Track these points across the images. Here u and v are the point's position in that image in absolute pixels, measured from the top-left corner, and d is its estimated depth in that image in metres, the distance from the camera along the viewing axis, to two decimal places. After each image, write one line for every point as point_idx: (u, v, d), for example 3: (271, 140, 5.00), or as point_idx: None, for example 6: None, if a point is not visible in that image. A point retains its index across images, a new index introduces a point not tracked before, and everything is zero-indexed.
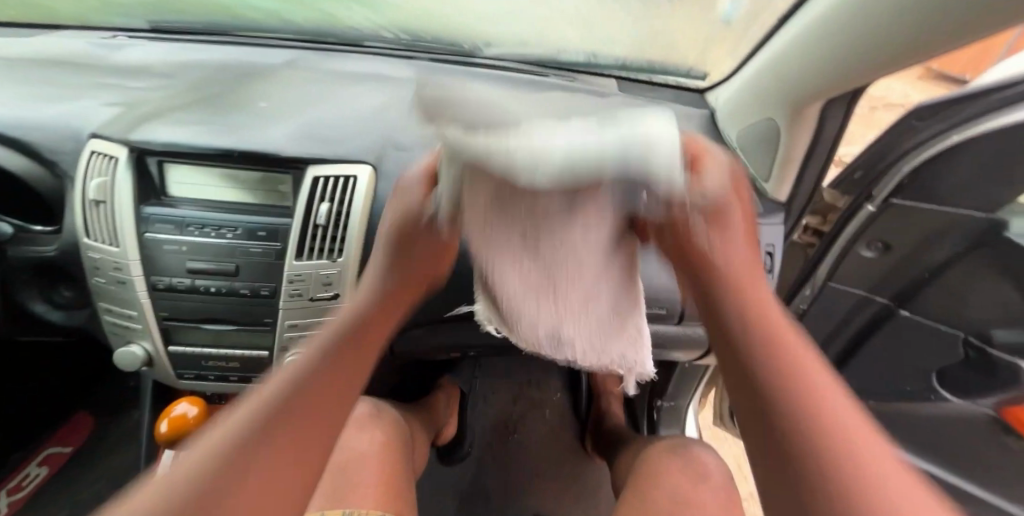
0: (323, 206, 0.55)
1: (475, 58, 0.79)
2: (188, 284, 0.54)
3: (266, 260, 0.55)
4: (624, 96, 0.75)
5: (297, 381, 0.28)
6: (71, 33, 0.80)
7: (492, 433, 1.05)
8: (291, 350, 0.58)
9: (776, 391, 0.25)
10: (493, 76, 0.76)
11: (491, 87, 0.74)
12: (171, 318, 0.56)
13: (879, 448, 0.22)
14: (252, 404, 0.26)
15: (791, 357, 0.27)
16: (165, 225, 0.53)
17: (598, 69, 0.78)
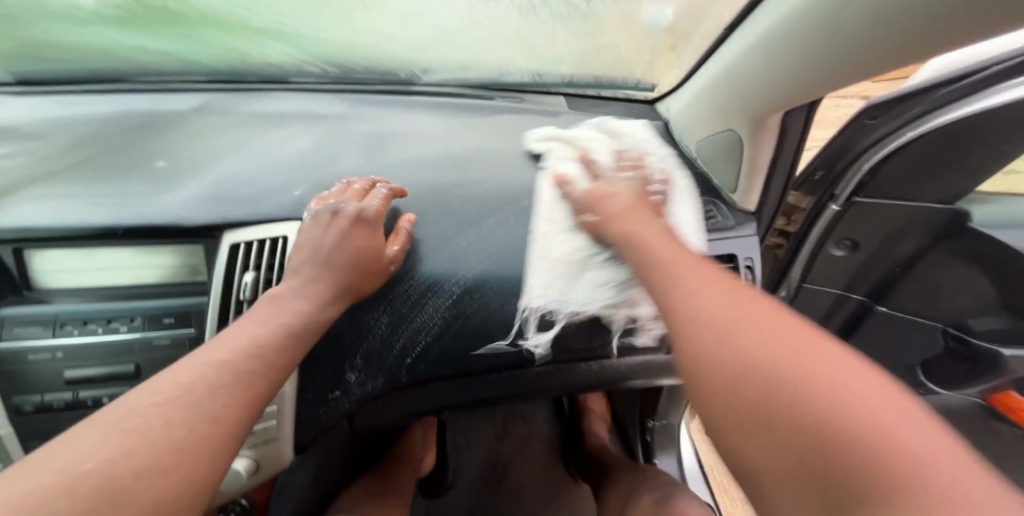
0: (245, 276, 0.46)
1: (415, 86, 0.73)
2: (74, 397, 0.43)
3: (178, 352, 0.45)
4: (574, 114, 0.72)
5: (217, 385, 0.32)
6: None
7: (480, 480, 0.97)
8: None
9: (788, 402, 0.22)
10: (436, 102, 0.71)
11: (437, 116, 0.69)
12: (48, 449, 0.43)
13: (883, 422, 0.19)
14: (190, 385, 0.31)
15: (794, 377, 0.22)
16: (34, 326, 0.42)
17: (545, 87, 0.75)
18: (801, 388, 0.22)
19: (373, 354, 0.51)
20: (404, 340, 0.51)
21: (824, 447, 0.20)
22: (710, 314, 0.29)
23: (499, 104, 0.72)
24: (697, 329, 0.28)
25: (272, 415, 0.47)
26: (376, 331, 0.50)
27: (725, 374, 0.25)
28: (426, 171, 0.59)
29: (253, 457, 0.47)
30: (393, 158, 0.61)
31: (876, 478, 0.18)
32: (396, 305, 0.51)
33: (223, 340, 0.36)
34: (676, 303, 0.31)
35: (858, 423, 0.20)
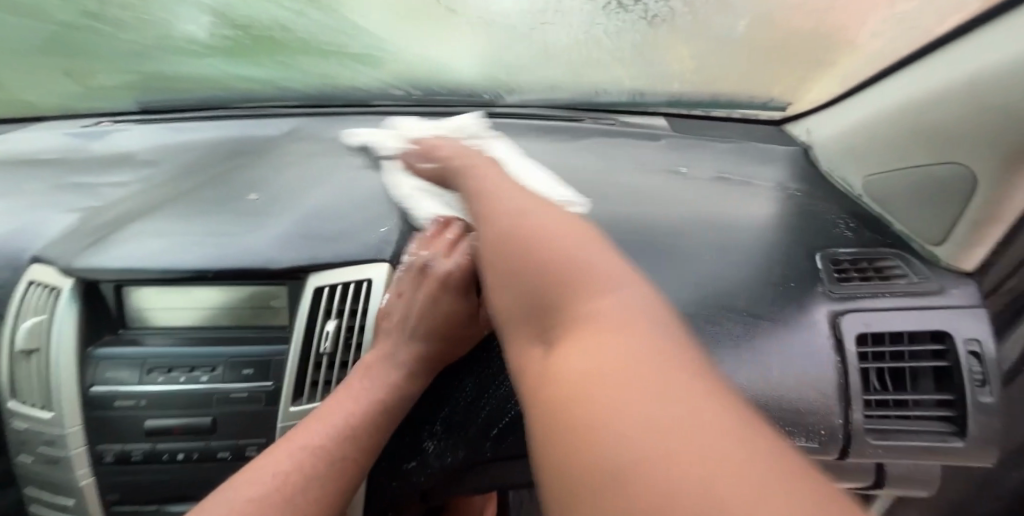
0: (327, 325, 0.41)
1: (498, 105, 0.67)
2: (152, 449, 0.40)
3: (255, 408, 0.40)
4: (682, 138, 0.63)
5: (308, 465, 0.31)
6: (28, 128, 0.67)
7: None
8: None
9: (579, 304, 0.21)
10: (520, 125, 0.65)
11: (527, 141, 0.62)
12: (125, 502, 0.40)
13: (645, 391, 0.14)
14: (281, 465, 0.30)
15: (589, 315, 0.20)
16: (121, 371, 0.40)
17: (644, 107, 0.66)
18: (593, 322, 0.19)
19: (457, 420, 0.44)
20: (491, 407, 0.44)
21: (557, 382, 0.18)
22: (530, 231, 0.26)
23: (591, 126, 0.65)
24: (544, 229, 0.26)
25: None
26: (464, 394, 0.44)
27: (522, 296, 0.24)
28: None
29: None
30: None
31: (585, 380, 0.16)
32: (485, 364, 0.44)
33: (268, 464, 0.30)
34: (488, 212, 0.32)
35: (592, 327, 0.19)
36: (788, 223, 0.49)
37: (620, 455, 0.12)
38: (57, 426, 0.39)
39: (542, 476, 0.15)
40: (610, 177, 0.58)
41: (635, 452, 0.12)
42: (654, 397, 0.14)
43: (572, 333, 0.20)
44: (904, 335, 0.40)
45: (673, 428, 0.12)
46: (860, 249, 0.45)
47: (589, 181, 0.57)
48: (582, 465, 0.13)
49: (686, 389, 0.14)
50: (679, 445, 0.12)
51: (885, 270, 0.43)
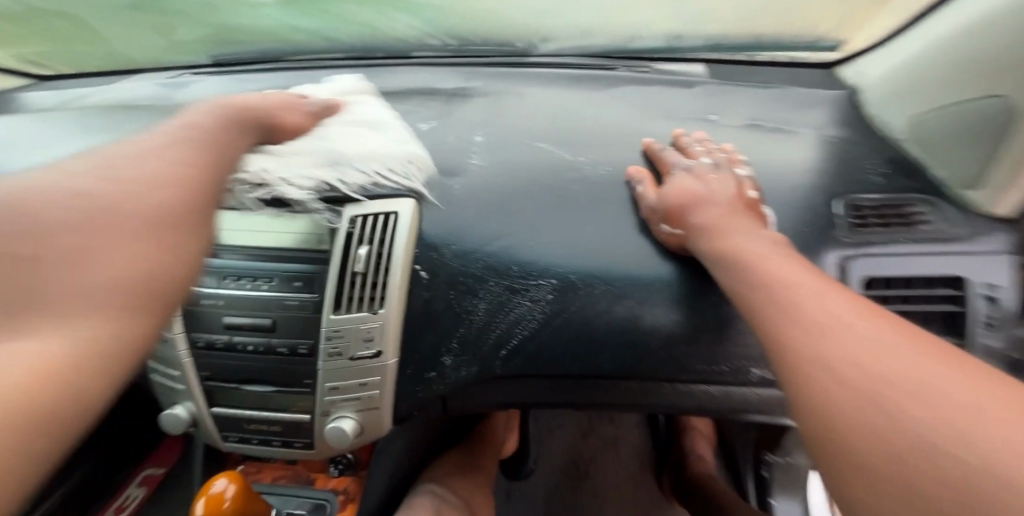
0: (359, 249, 0.47)
1: (532, 56, 0.68)
2: (228, 341, 0.48)
3: (304, 315, 0.48)
4: (718, 84, 0.60)
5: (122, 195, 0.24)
6: (128, 78, 0.77)
7: (561, 474, 0.98)
8: (336, 415, 0.49)
9: (802, 321, 0.28)
10: (554, 73, 0.65)
11: (554, 88, 0.63)
12: (211, 380, 0.49)
13: (868, 360, 0.22)
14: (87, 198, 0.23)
15: (831, 317, 0.26)
16: (202, 278, 0.49)
17: (680, 53, 0.65)
18: (824, 322, 0.26)
19: (470, 340, 0.50)
20: (501, 330, 0.49)
21: (806, 359, 0.25)
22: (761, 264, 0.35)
23: (624, 74, 0.63)
24: (772, 270, 0.34)
25: (375, 385, 0.49)
26: (475, 318, 0.49)
27: (755, 304, 0.33)
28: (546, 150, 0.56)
29: (359, 421, 0.50)
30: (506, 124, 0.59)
31: (836, 365, 0.23)
32: (496, 292, 0.49)
33: (108, 174, 0.26)
34: (725, 245, 0.40)
35: (837, 339, 0.25)
36: (812, 169, 0.48)
37: (923, 399, 0.19)
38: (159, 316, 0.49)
39: (823, 427, 0.22)
40: (635, 124, 0.58)
41: (929, 398, 0.19)
42: (918, 360, 0.21)
43: (812, 347, 0.25)
44: (910, 280, 0.42)
45: (913, 383, 0.20)
46: (890, 196, 0.44)
47: (612, 129, 0.58)
48: (870, 417, 0.20)
49: (946, 373, 0.20)
50: (930, 399, 0.19)
51: (909, 217, 0.43)
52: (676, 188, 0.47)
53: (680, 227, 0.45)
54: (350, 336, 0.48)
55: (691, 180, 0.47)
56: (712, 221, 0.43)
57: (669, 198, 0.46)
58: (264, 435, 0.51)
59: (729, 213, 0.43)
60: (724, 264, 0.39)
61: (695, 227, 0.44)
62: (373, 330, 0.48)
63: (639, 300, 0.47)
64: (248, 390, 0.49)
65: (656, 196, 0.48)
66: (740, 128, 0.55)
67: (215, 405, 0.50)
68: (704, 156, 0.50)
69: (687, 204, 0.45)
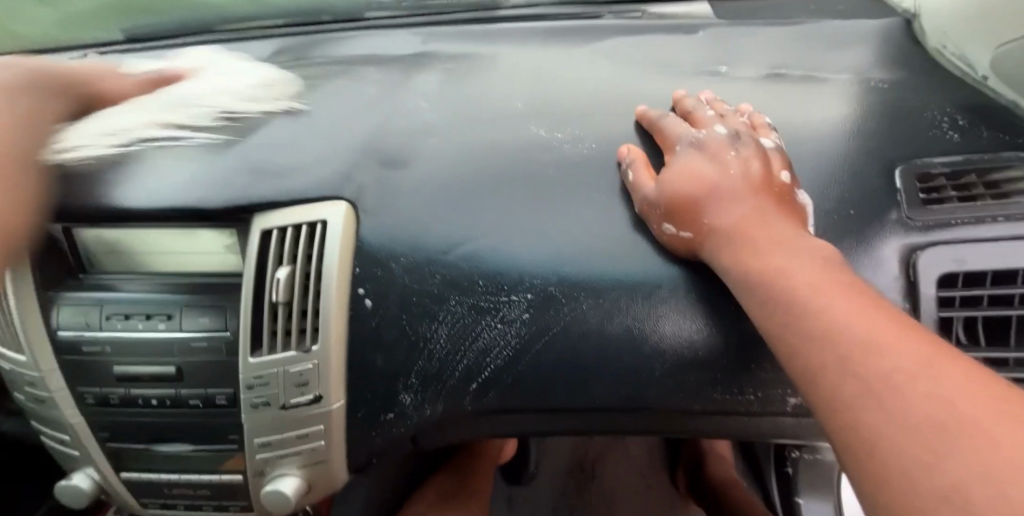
0: (277, 272, 0.37)
1: (500, 10, 0.58)
2: (125, 395, 0.38)
3: (217, 359, 0.38)
4: (722, 26, 0.51)
5: None
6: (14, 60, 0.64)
7: (567, 477, 0.95)
8: (274, 473, 0.40)
9: (887, 410, 0.18)
10: (528, 27, 0.56)
11: (526, 47, 0.53)
12: (115, 441, 0.40)
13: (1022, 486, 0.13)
14: None
15: (936, 409, 0.17)
16: (79, 318, 0.38)
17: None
18: (927, 418, 0.17)
19: (431, 373, 0.40)
20: (469, 360, 0.39)
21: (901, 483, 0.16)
22: (807, 287, 0.26)
23: (610, 24, 0.54)
24: (819, 301, 0.24)
25: (319, 435, 0.40)
26: (436, 347, 0.39)
27: (805, 361, 0.23)
28: (514, 123, 0.45)
29: (303, 477, 0.41)
30: (468, 90, 0.49)
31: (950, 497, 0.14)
32: (459, 314, 0.39)
33: None
34: (750, 251, 0.30)
35: (955, 448, 0.15)
36: (847, 130, 0.38)
37: None
38: (34, 371, 0.38)
39: None
40: (627, 83, 0.47)
41: None
42: None
43: (913, 458, 0.16)
44: (1019, 273, 0.31)
45: None
46: (964, 163, 0.35)
47: (598, 92, 0.47)
48: None
49: None
50: None
51: (996, 187, 0.33)
52: (680, 176, 0.35)
53: (691, 229, 0.34)
54: (277, 381, 0.38)
55: (702, 162, 0.35)
56: (735, 222, 0.31)
57: (676, 189, 0.34)
58: (190, 500, 0.42)
59: (758, 209, 0.32)
60: (751, 284, 0.29)
61: (711, 230, 0.33)
62: (307, 373, 0.38)
63: (638, 315, 0.36)
64: (164, 450, 0.40)
65: (655, 186, 0.36)
66: (760, 79, 0.44)
67: (124, 469, 0.41)
68: (719, 125, 0.38)
69: (697, 198, 0.34)
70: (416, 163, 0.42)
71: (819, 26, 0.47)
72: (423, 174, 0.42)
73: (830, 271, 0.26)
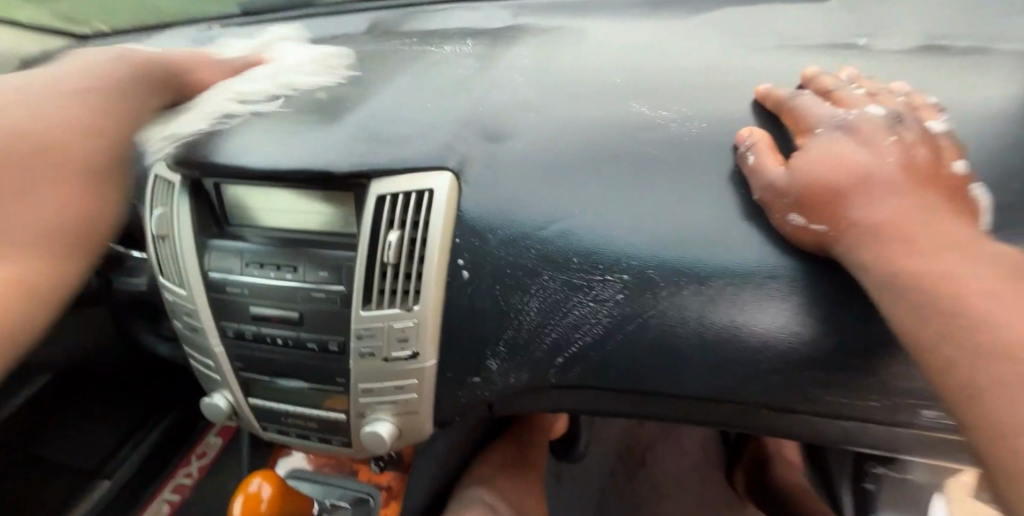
0: (388, 236, 0.40)
1: None
2: (256, 332, 0.44)
3: (333, 309, 0.42)
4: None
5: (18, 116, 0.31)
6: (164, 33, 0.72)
7: (616, 462, 0.95)
8: (371, 416, 0.45)
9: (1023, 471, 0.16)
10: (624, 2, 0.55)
11: (622, 21, 0.53)
12: (246, 370, 0.46)
13: None
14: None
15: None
16: (225, 262, 0.43)
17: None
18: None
19: (519, 344, 0.42)
20: (557, 334, 0.40)
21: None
22: (982, 295, 0.22)
23: None
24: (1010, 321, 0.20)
25: (413, 388, 0.43)
26: (527, 319, 0.41)
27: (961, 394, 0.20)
28: (610, 97, 0.44)
29: (397, 424, 0.45)
30: (564, 64, 0.49)
31: None
32: (551, 289, 0.39)
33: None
34: (903, 246, 0.26)
35: None
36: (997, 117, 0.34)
37: None
38: (191, 303, 0.45)
39: None
40: (743, 58, 0.44)
41: None
42: None
43: None
44: None
45: None
46: None
47: (699, 69, 0.45)
48: None
49: None
50: None
51: None
52: (823, 157, 0.31)
53: (828, 223, 0.29)
54: (383, 335, 0.41)
55: (853, 146, 0.30)
56: (896, 216, 0.27)
57: (814, 174, 0.30)
58: (301, 429, 0.48)
59: (920, 203, 0.27)
60: (901, 281, 0.25)
61: (853, 224, 0.28)
62: (408, 330, 0.41)
63: (739, 306, 0.35)
64: (284, 383, 0.46)
65: (783, 169, 0.32)
66: (898, 60, 0.39)
67: (251, 396, 0.47)
68: (871, 105, 0.33)
69: (848, 186, 0.29)
70: (517, 136, 0.43)
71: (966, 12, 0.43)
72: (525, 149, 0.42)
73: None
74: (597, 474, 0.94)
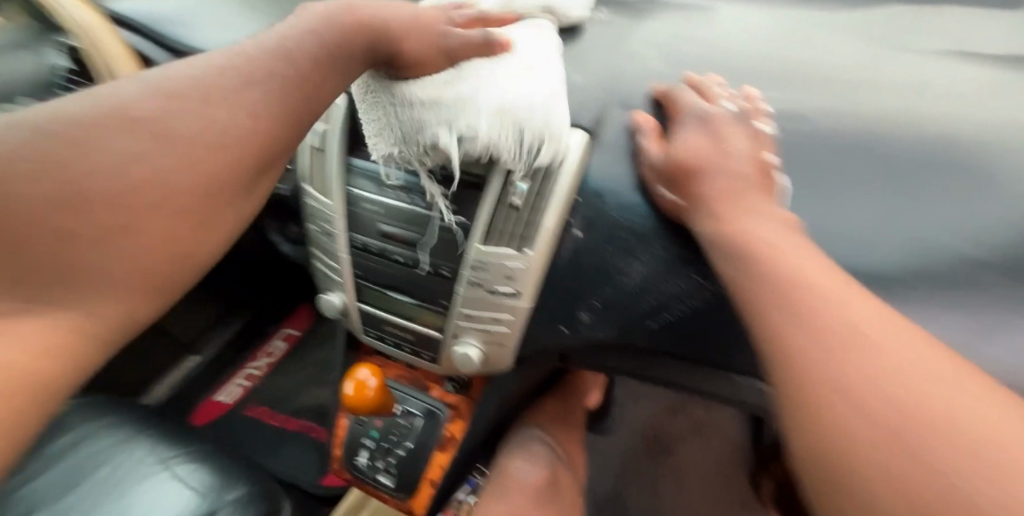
0: (516, 182, 0.43)
1: None
2: (380, 246, 0.50)
3: (452, 238, 0.47)
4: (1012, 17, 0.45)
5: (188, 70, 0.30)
6: None
7: (641, 442, 0.99)
8: (463, 339, 0.50)
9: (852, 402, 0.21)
10: None
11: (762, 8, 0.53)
12: (364, 278, 0.52)
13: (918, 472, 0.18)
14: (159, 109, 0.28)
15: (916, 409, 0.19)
16: (366, 180, 0.49)
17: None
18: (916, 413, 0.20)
19: (614, 302, 0.45)
20: (653, 300, 0.43)
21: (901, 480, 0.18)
22: (802, 278, 0.28)
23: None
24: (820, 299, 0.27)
25: (505, 323, 0.48)
26: (627, 281, 0.43)
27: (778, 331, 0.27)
28: (746, 80, 0.45)
29: (483, 350, 0.50)
30: (701, 43, 0.50)
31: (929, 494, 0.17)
32: (657, 257, 0.42)
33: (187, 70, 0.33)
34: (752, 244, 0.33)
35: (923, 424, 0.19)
36: None
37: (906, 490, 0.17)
38: (328, 211, 0.51)
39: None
40: (897, 62, 0.43)
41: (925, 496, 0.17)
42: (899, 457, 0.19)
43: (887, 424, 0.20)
44: None
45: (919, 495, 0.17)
46: None
47: (844, 65, 0.44)
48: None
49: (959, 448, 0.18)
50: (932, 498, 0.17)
51: None
52: (687, 149, 0.39)
53: (684, 197, 0.38)
54: (492, 270, 0.45)
55: (704, 140, 0.39)
56: (720, 192, 0.37)
57: (679, 158, 0.39)
58: (398, 339, 0.54)
59: (740, 188, 0.37)
60: (750, 252, 0.33)
61: (698, 198, 0.38)
62: (515, 270, 0.45)
63: None
64: (393, 296, 0.52)
65: (661, 153, 0.40)
66: None
67: (361, 301, 0.54)
68: (727, 101, 0.41)
69: (693, 171, 0.38)
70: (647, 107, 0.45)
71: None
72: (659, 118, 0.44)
73: (826, 267, 0.29)
74: (620, 446, 0.99)
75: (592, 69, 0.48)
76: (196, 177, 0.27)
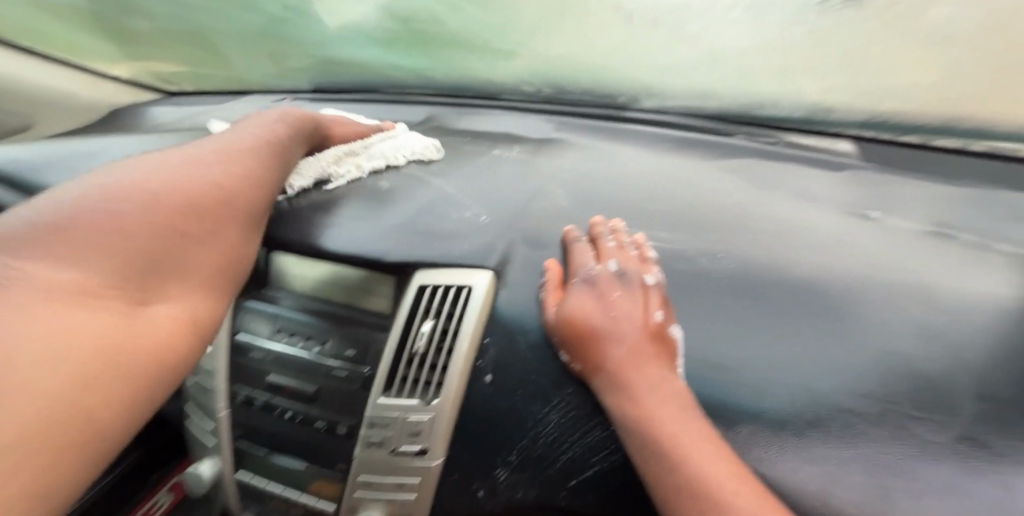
0: (420, 326, 0.41)
1: (630, 111, 0.67)
2: (268, 401, 0.44)
3: (350, 389, 0.42)
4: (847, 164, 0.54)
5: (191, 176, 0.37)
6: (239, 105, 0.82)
7: None
8: (362, 513, 0.42)
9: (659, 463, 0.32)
10: (655, 134, 0.63)
11: (651, 151, 0.60)
12: (246, 439, 0.45)
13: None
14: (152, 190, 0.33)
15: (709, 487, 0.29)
16: (259, 325, 0.45)
17: (828, 123, 0.59)
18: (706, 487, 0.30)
19: (533, 456, 0.40)
20: (573, 453, 0.39)
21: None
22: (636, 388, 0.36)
23: (734, 143, 0.59)
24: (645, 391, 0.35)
25: (413, 488, 0.41)
26: (545, 432, 0.40)
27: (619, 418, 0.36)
28: (642, 218, 0.48)
29: None
30: (601, 181, 0.54)
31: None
32: (573, 404, 0.39)
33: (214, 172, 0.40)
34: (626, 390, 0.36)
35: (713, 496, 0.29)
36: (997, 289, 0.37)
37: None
38: (211, 361, 0.45)
39: None
40: (771, 205, 0.48)
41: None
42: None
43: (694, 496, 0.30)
44: None
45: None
46: None
47: (725, 203, 0.49)
48: None
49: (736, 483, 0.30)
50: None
51: None
52: (577, 310, 0.39)
53: (583, 362, 0.38)
54: (395, 426, 0.40)
55: (590, 300, 0.40)
56: (619, 364, 0.37)
57: (573, 320, 0.39)
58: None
59: (635, 355, 0.37)
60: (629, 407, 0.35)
61: (601, 368, 0.37)
62: (421, 424, 0.40)
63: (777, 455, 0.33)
64: (281, 460, 0.44)
65: (555, 312, 0.40)
66: (908, 228, 0.44)
67: (242, 468, 0.45)
68: (614, 259, 0.42)
69: (587, 335, 0.38)
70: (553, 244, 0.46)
71: (977, 197, 0.48)
72: (559, 265, 0.44)
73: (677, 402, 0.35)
74: None
75: (499, 208, 0.49)
76: (172, 324, 0.27)
